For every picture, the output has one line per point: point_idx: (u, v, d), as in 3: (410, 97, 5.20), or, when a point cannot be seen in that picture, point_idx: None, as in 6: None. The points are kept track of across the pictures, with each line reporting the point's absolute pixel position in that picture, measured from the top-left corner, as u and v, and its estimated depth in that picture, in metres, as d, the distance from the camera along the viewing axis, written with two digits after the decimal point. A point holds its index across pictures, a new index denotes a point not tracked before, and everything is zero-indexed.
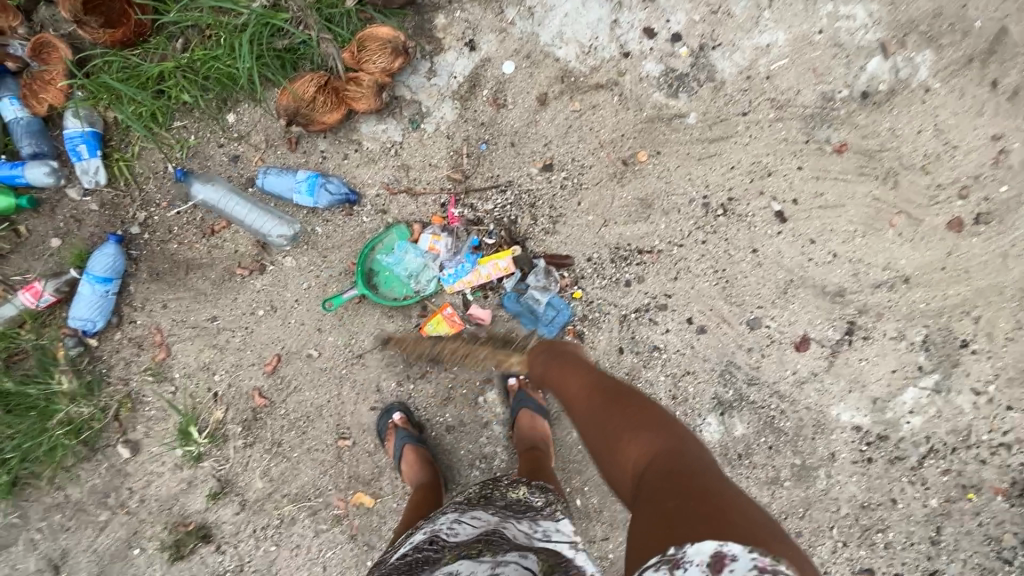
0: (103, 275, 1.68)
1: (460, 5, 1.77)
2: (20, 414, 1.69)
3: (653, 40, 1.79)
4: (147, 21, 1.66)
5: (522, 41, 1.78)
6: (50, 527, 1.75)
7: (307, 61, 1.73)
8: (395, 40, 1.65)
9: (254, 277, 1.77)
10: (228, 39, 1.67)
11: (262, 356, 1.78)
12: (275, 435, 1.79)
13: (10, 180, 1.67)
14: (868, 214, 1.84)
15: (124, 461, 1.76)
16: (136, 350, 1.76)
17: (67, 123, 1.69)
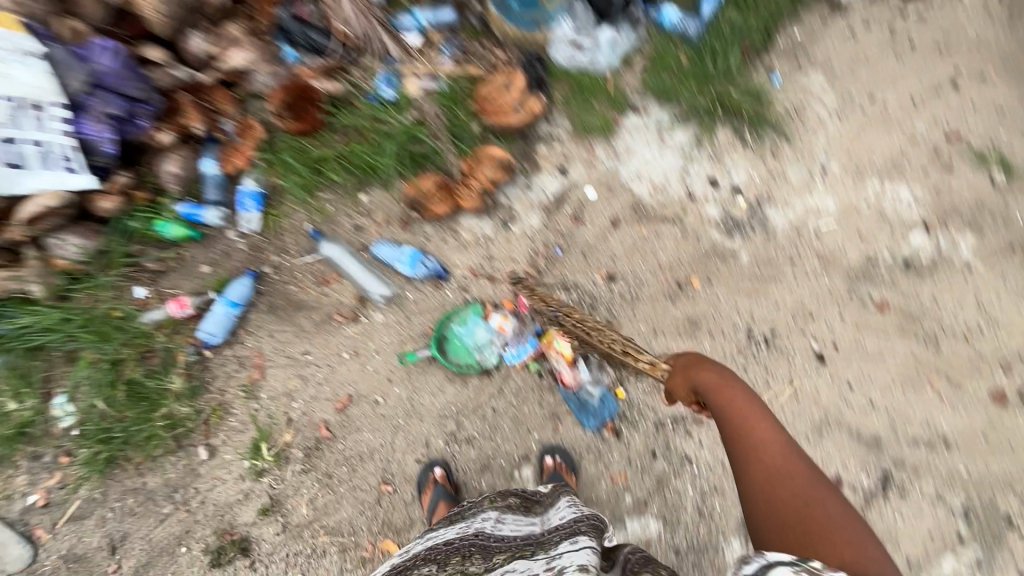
0: (235, 300, 2.07)
1: (560, 140, 2.21)
2: (135, 401, 2.01)
3: (716, 189, 2.13)
4: (323, 120, 2.20)
5: (605, 174, 2.17)
6: (121, 509, 1.98)
7: (432, 164, 2.19)
8: (504, 158, 2.12)
9: (348, 325, 2.10)
10: (378, 140, 2.18)
11: (336, 393, 2.05)
12: (328, 467, 1.99)
13: (191, 217, 2.15)
14: (909, 371, 1.95)
15: (199, 462, 2.00)
16: (238, 367, 2.08)
17: (245, 182, 2.19)
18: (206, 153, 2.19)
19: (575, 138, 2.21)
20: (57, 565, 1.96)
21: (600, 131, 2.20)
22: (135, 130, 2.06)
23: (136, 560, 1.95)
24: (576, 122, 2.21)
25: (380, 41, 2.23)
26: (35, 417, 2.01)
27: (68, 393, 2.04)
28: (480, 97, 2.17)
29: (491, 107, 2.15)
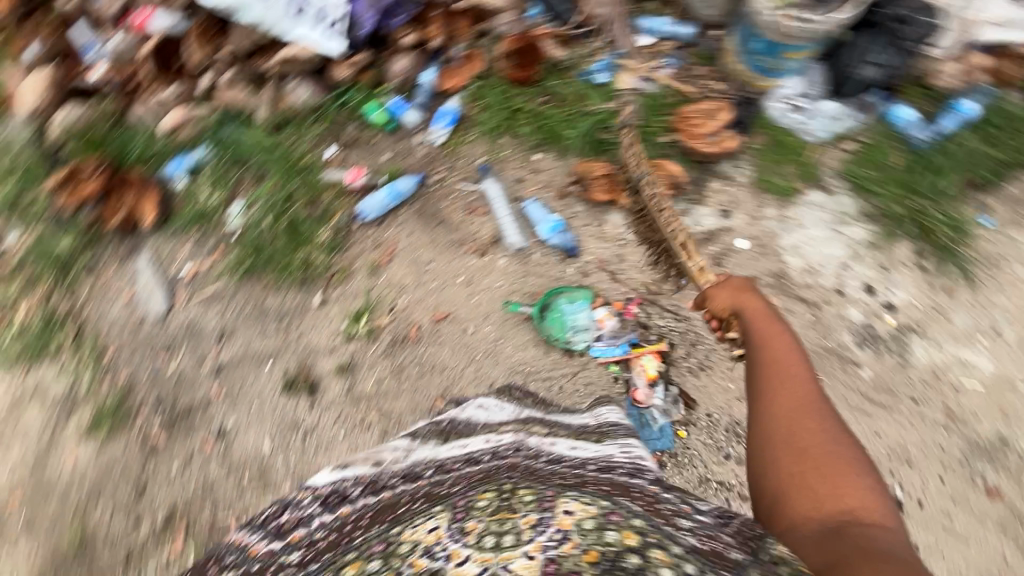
0: (399, 191, 2.37)
1: (736, 184, 2.23)
2: (290, 233, 2.35)
3: (869, 296, 2.05)
4: (536, 78, 2.42)
5: (764, 233, 2.16)
6: (239, 310, 2.32)
7: (610, 155, 2.32)
8: (677, 176, 2.23)
9: (475, 256, 2.29)
10: (575, 115, 2.37)
11: (438, 306, 2.25)
12: (404, 361, 2.20)
13: (395, 111, 2.47)
14: (988, 568, 1.79)
15: (311, 305, 2.30)
16: (374, 246, 2.35)
17: (449, 102, 2.46)
18: (430, 65, 2.48)
19: (751, 188, 2.22)
20: (177, 327, 2.33)
21: (779, 192, 2.20)
22: (388, 27, 2.41)
23: (231, 354, 2.28)
24: (759, 175, 2.23)
25: (615, 33, 2.44)
26: (216, 210, 2.42)
27: (246, 203, 2.41)
28: (683, 114, 2.29)
29: (689, 126, 2.27)
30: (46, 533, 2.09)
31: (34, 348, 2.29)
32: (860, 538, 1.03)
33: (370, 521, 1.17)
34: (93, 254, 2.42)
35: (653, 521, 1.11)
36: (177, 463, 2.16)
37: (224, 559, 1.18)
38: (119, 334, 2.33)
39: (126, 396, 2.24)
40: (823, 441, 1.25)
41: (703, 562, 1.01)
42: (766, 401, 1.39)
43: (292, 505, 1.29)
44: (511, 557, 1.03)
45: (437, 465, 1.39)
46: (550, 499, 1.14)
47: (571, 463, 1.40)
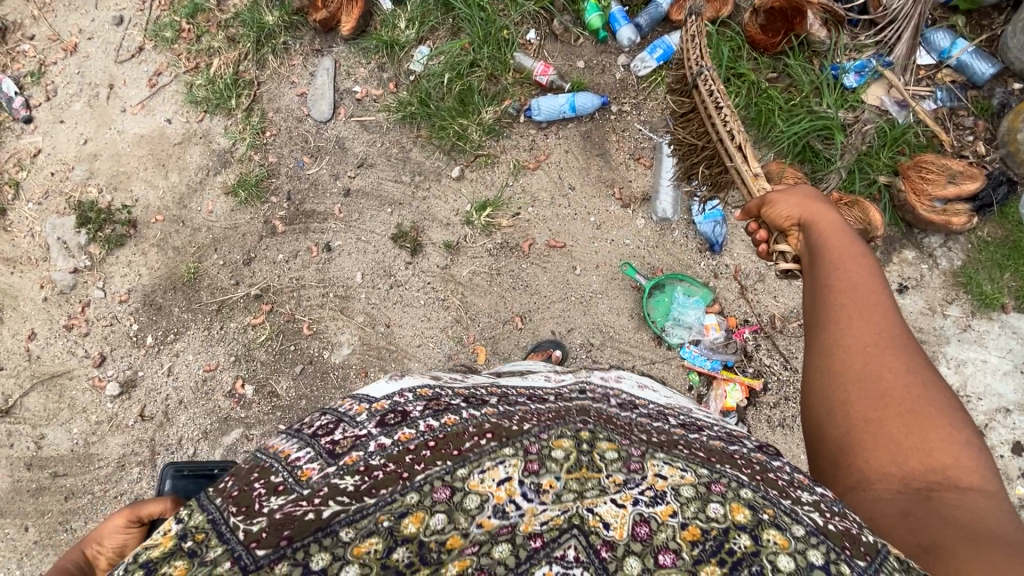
0: (576, 107, 2.21)
1: (933, 264, 1.91)
2: (459, 99, 2.31)
3: (1011, 454, 1.75)
4: (780, 49, 2.11)
5: (932, 330, 1.86)
6: (385, 149, 2.39)
7: (810, 167, 2.03)
8: (872, 226, 1.87)
9: (617, 204, 2.17)
10: (798, 107, 2.05)
11: (558, 234, 2.18)
12: (503, 267, 2.19)
13: (613, 21, 2.26)
14: None
15: (447, 174, 2.31)
16: (527, 148, 2.27)
17: (671, 35, 2.23)
18: None
19: (948, 277, 1.89)
20: (329, 138, 2.45)
21: (978, 297, 1.86)
22: None
23: (362, 184, 2.37)
24: (966, 267, 1.88)
25: (897, 33, 2.01)
26: (405, 45, 2.42)
27: (433, 51, 2.39)
28: (917, 161, 1.90)
29: (916, 176, 1.89)
30: (170, 254, 2.43)
31: (215, 99, 2.52)
32: (953, 508, 0.87)
33: (430, 456, 0.84)
34: (289, 39, 2.55)
35: (764, 494, 0.85)
36: (283, 254, 2.37)
37: (270, 474, 0.81)
38: (283, 120, 2.50)
39: (268, 177, 2.45)
40: (904, 375, 1.02)
41: (831, 551, 0.76)
42: (834, 332, 1.10)
43: (347, 421, 0.92)
44: (596, 502, 0.81)
45: (504, 395, 1.12)
46: (637, 462, 0.88)
47: (646, 412, 1.15)
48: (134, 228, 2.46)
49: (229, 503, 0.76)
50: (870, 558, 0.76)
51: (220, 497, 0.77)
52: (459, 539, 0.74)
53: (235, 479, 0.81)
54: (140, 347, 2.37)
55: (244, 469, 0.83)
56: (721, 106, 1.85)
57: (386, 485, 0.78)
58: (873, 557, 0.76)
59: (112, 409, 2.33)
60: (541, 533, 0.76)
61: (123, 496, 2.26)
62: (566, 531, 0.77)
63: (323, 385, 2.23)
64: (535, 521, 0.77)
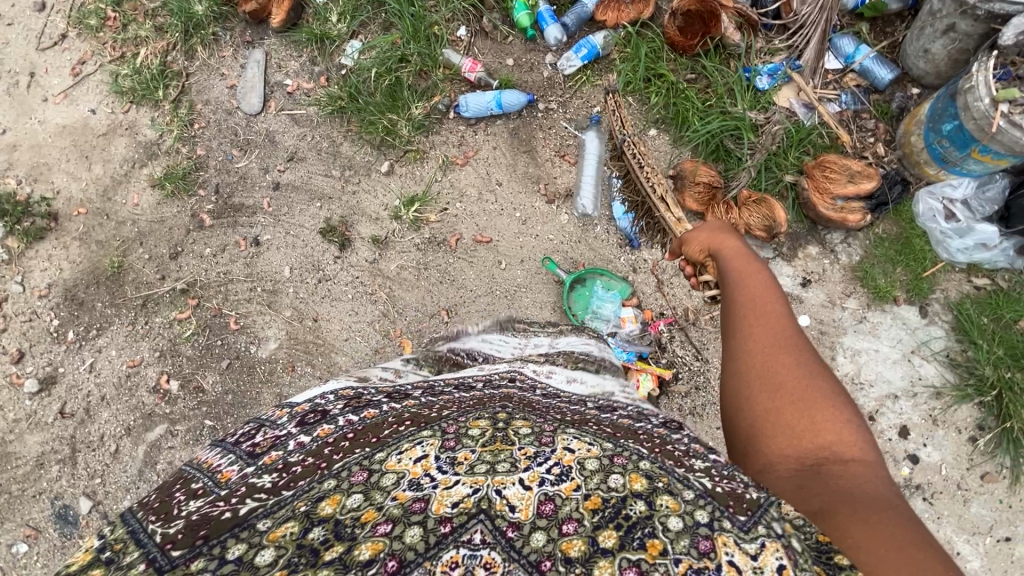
0: (504, 104, 2.24)
1: (833, 259, 2.01)
2: (388, 94, 2.32)
3: (898, 437, 1.86)
4: (697, 51, 2.17)
5: (830, 322, 1.97)
6: (316, 143, 2.38)
7: (724, 166, 2.11)
8: (776, 221, 1.96)
9: (543, 199, 2.22)
10: (712, 109, 2.13)
11: (485, 229, 2.22)
12: (430, 261, 2.22)
13: (541, 21, 2.29)
14: None
15: (376, 168, 2.32)
16: (457, 143, 2.30)
17: (596, 35, 2.26)
18: None
19: (846, 271, 2.00)
20: (259, 131, 2.43)
21: (871, 290, 1.97)
22: None
23: (291, 178, 2.37)
24: (863, 262, 1.99)
25: (806, 39, 2.12)
26: (336, 39, 2.41)
27: (364, 46, 2.39)
28: (821, 160, 1.99)
29: (819, 174, 1.99)
30: (93, 249, 2.38)
31: (141, 89, 2.47)
32: (839, 480, 0.92)
33: (349, 444, 0.91)
34: (219, 30, 2.52)
35: (661, 464, 0.85)
36: (211, 248, 2.35)
37: (191, 483, 0.88)
38: (211, 113, 2.47)
39: (195, 170, 2.41)
40: (800, 369, 1.09)
41: (715, 509, 0.75)
42: (738, 334, 1.17)
43: (268, 425, 1.04)
44: (505, 484, 0.77)
45: (427, 389, 1.25)
46: (548, 436, 0.90)
47: (565, 399, 1.24)
48: (55, 221, 2.40)
49: (148, 513, 0.77)
50: (750, 512, 0.75)
51: (141, 510, 0.79)
52: (374, 513, 0.72)
53: (157, 493, 0.85)
54: (61, 343, 2.31)
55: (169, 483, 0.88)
56: (644, 166, 2.11)
57: (303, 478, 0.83)
58: (754, 511, 0.76)
59: (31, 407, 2.27)
60: (451, 517, 0.71)
61: (42, 495, 2.20)
62: (474, 515, 0.71)
63: (249, 379, 2.22)
64: (447, 502, 0.73)
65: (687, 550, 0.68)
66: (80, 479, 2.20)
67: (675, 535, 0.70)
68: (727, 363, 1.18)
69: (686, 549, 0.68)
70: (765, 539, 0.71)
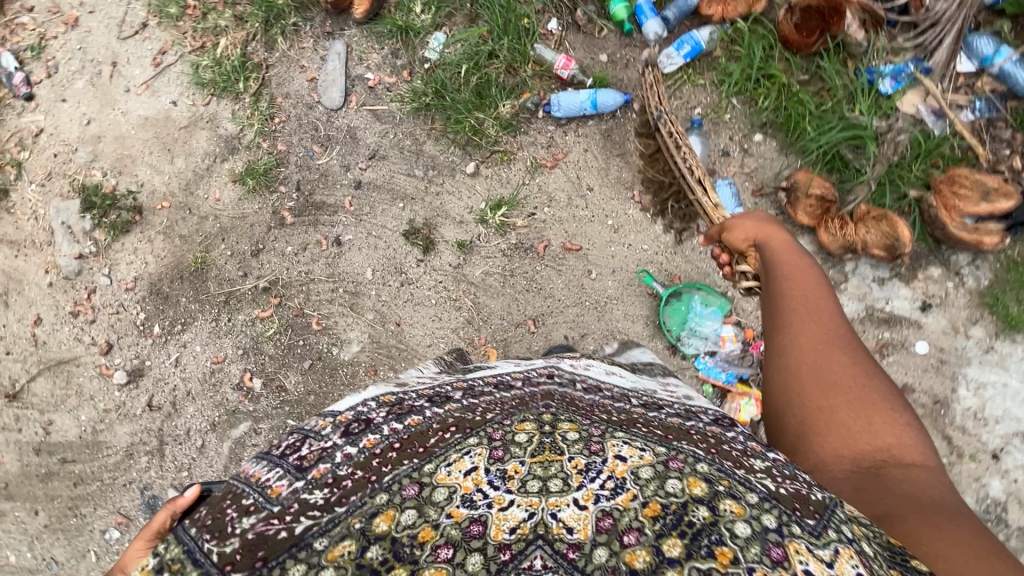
0: (598, 104, 2.14)
1: (958, 283, 1.88)
2: (476, 91, 2.23)
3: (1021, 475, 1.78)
4: (815, 49, 2.01)
5: (951, 351, 1.85)
6: (398, 141, 2.32)
7: (839, 177, 1.96)
8: (899, 241, 1.82)
9: (636, 207, 2.13)
10: (829, 114, 1.98)
11: (574, 237, 2.15)
12: (516, 268, 2.16)
13: (640, 13, 2.15)
14: None
15: (461, 169, 2.24)
16: (546, 145, 2.21)
17: (701, 30, 2.11)
18: None
19: (973, 296, 1.87)
20: (339, 127, 2.38)
21: (1000, 318, 1.84)
22: None
23: (373, 176, 2.31)
24: (992, 288, 1.86)
25: (937, 36, 1.91)
26: (420, 31, 2.32)
27: (449, 38, 2.29)
28: (951, 174, 1.84)
29: (948, 190, 1.83)
30: (177, 243, 2.39)
31: (222, 81, 2.43)
32: (898, 482, 0.97)
33: (398, 455, 0.88)
34: (299, 20, 2.45)
35: (721, 466, 0.87)
36: (292, 246, 2.33)
37: (242, 498, 0.85)
38: (292, 107, 2.42)
39: (276, 166, 2.38)
40: (851, 369, 1.13)
41: (783, 514, 0.78)
42: (787, 333, 1.20)
43: (313, 436, 0.97)
44: (560, 506, 0.77)
45: (467, 388, 1.14)
46: (598, 442, 0.88)
47: (611, 396, 1.17)
48: (140, 215, 2.41)
49: (204, 531, 0.80)
50: (818, 516, 0.79)
51: (196, 527, 0.82)
52: (431, 531, 0.75)
53: (207, 508, 0.85)
54: (147, 336, 2.34)
55: (218, 495, 0.88)
56: (681, 145, 2.05)
57: (355, 492, 0.82)
58: (822, 513, 0.80)
59: (120, 398, 2.32)
60: (510, 544, 0.72)
61: (132, 484, 2.27)
62: (532, 541, 0.73)
63: (332, 381, 2.22)
64: (505, 528, 0.74)
65: (761, 559, 0.71)
66: (169, 471, 2.26)
67: (744, 541, 0.73)
68: (774, 358, 1.21)
69: (758, 557, 0.71)
70: (838, 544, 0.75)
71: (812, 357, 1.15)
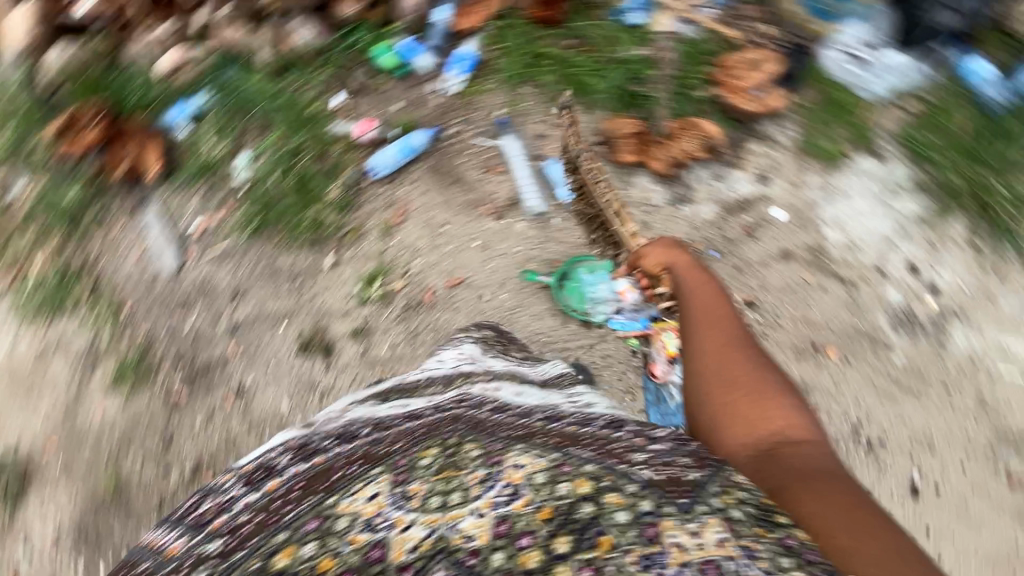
0: (412, 147, 2.24)
1: (778, 147, 2.06)
2: (299, 190, 2.26)
3: (910, 277, 1.94)
4: (562, 19, 2.18)
5: (802, 204, 2.03)
6: (251, 269, 2.28)
7: (640, 109, 2.12)
8: (712, 137, 2.06)
9: (492, 219, 2.20)
10: (602, 63, 2.14)
11: (452, 271, 2.19)
12: (416, 327, 2.18)
13: (407, 54, 2.28)
14: (997, 554, 1.80)
15: (322, 266, 2.25)
16: (386, 205, 2.25)
17: (464, 45, 2.25)
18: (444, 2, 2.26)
19: (795, 151, 2.05)
20: (190, 284, 2.31)
21: (823, 157, 2.03)
22: None
23: (244, 314, 2.26)
24: (805, 137, 2.04)
25: None
26: (221, 162, 2.31)
27: (252, 155, 2.29)
28: (723, 65, 2.08)
29: (727, 79, 2.06)
30: (82, 477, 2.21)
31: (54, 301, 2.28)
32: (791, 458, 1.12)
33: (299, 488, 1.08)
34: (103, 204, 2.33)
35: (606, 464, 1.03)
36: (199, 418, 2.22)
37: (143, 563, 1.07)
38: (133, 289, 2.31)
39: (147, 352, 2.27)
40: (751, 372, 1.35)
41: (658, 497, 0.95)
42: (699, 344, 1.44)
43: (216, 490, 1.19)
44: (459, 517, 0.95)
45: (375, 422, 1.26)
46: (498, 454, 1.05)
47: (514, 412, 1.27)
48: (30, 469, 2.22)
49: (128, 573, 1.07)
50: (690, 494, 0.96)
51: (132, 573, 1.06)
52: (330, 560, 0.92)
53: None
54: None
55: (122, 564, 1.11)
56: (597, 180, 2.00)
57: (252, 536, 1.00)
58: (693, 492, 0.97)
59: None
60: (410, 563, 0.91)
61: None
62: (433, 556, 0.91)
63: None
64: (405, 548, 0.92)
65: (636, 539, 0.90)
66: None
67: (622, 528, 0.91)
68: (690, 367, 1.42)
69: (633, 538, 0.90)
70: (705, 515, 0.92)
71: (720, 361, 1.38)
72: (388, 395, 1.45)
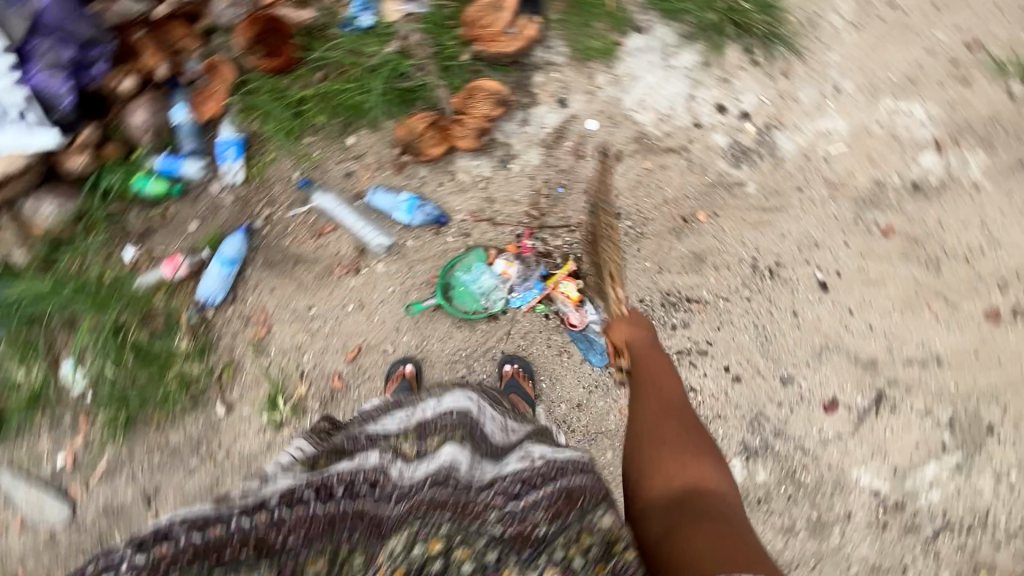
0: (231, 257, 2.04)
1: (558, 68, 2.08)
2: (145, 362, 2.02)
3: (723, 116, 2.06)
4: (298, 56, 2.06)
5: (606, 104, 2.08)
6: (148, 465, 2.05)
7: (422, 101, 2.07)
8: (499, 92, 2.03)
9: (352, 276, 2.09)
10: (361, 77, 2.04)
11: (345, 345, 2.08)
12: (344, 416, 2.08)
13: (169, 171, 2.05)
14: (908, 296, 2.00)
15: (218, 418, 2.07)
16: (243, 324, 2.08)
17: (222, 131, 2.07)
18: (176, 99, 2.05)
19: (573, 62, 2.08)
20: (95, 519, 2.04)
21: (599, 54, 2.07)
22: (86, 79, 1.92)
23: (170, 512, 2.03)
24: (575, 45, 2.07)
25: None
26: (45, 385, 2.02)
27: (74, 358, 2.02)
28: (470, 21, 2.02)
29: (481, 32, 2.02)
30: None
31: None
32: (705, 515, 1.12)
33: (190, 559, 1.15)
34: None
35: (461, 525, 1.17)
36: None
37: None
38: (37, 561, 2.03)
39: None
40: (683, 430, 1.33)
41: (505, 548, 1.13)
42: (638, 406, 1.40)
43: (105, 556, 1.23)
44: None
45: (282, 491, 1.30)
46: (378, 551, 1.14)
47: (413, 488, 1.26)
48: None
49: None
50: (530, 545, 1.14)
51: None
52: None
53: None
54: None
55: None
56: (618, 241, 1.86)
57: None
58: (535, 544, 1.14)
59: None
60: None
61: None
62: None
63: None
64: None
65: None
66: None
67: None
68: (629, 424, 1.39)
69: None
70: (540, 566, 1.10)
71: (655, 420, 1.35)
72: (325, 461, 1.45)
